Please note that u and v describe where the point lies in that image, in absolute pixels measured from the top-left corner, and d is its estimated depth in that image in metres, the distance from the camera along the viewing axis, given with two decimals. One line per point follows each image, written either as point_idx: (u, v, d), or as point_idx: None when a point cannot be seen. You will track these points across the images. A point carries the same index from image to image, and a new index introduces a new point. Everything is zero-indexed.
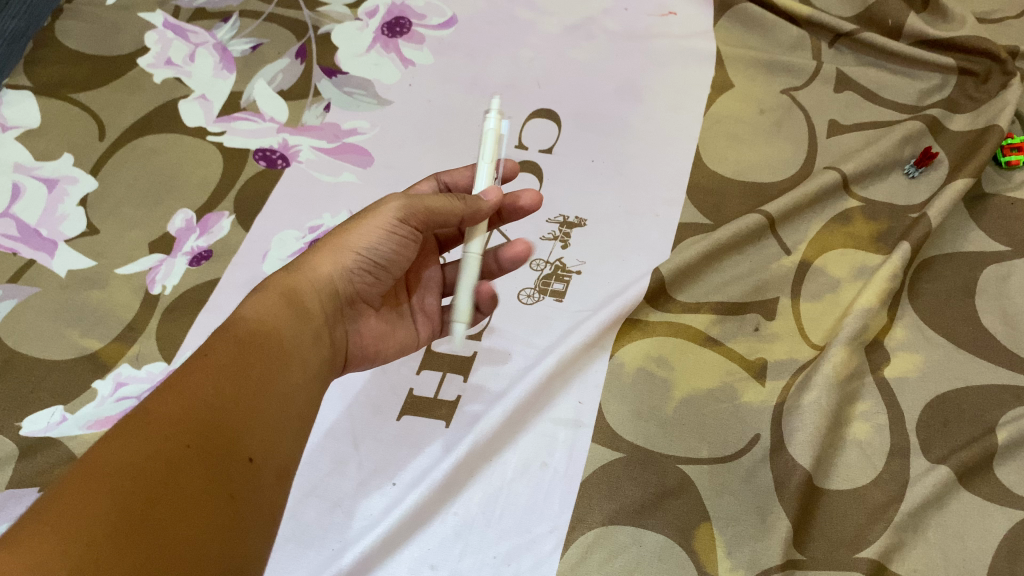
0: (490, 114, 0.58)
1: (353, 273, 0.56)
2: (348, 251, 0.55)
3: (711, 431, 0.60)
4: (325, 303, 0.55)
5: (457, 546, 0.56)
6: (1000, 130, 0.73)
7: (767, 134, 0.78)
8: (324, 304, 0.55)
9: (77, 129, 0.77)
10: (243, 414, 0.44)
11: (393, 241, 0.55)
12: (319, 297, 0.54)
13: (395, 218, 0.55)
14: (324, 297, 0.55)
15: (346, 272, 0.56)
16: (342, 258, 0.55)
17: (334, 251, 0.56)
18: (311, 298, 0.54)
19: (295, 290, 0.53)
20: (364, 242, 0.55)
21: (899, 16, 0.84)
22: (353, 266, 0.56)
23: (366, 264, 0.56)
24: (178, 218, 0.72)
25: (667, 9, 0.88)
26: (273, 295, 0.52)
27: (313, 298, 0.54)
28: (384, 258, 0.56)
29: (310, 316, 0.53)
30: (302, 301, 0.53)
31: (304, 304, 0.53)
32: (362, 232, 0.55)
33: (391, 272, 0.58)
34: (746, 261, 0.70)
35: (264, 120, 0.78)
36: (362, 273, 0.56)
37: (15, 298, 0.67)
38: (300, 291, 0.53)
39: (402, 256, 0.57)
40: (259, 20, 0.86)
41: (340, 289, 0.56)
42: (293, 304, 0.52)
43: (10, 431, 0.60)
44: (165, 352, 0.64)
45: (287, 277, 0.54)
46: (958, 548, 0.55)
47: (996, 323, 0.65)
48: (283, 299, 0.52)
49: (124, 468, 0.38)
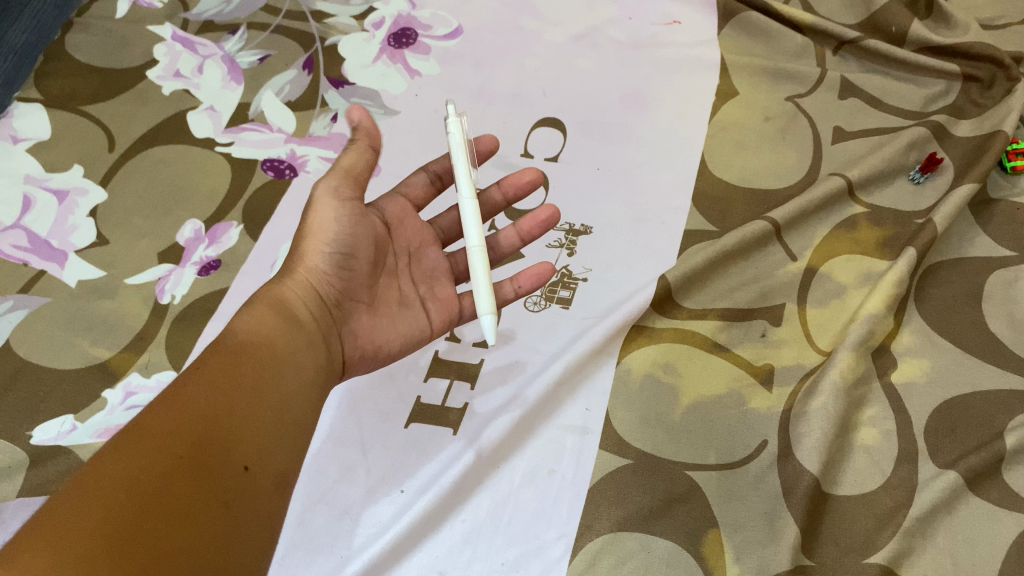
0: (450, 119, 0.63)
1: (325, 272, 0.57)
2: (311, 251, 0.57)
3: (719, 437, 0.61)
4: (306, 305, 0.55)
5: (466, 553, 0.56)
6: (1005, 135, 0.74)
7: (771, 142, 0.79)
8: (306, 306, 0.55)
9: (88, 141, 0.78)
10: (238, 424, 0.45)
11: (345, 222, 0.57)
12: (299, 302, 0.55)
13: (337, 201, 0.57)
14: (305, 300, 0.55)
15: (317, 272, 0.57)
16: (309, 261, 0.57)
17: (304, 256, 0.57)
18: (293, 305, 0.54)
19: (275, 298, 0.54)
20: (326, 237, 0.57)
21: (903, 23, 0.85)
22: (320, 263, 0.57)
23: (333, 259, 0.57)
24: (188, 227, 0.73)
25: (671, 17, 0.89)
26: (255, 307, 0.53)
27: (294, 304, 0.55)
28: (347, 246, 0.57)
29: (290, 317, 0.53)
30: (283, 306, 0.54)
31: (287, 310, 0.54)
32: (316, 228, 0.57)
33: (363, 261, 0.58)
34: (752, 267, 0.70)
35: (272, 131, 0.79)
36: (334, 269, 0.57)
37: (26, 308, 0.67)
38: (280, 297, 0.55)
39: (361, 239, 0.58)
40: (267, 31, 0.87)
41: (317, 290, 0.57)
42: (273, 310, 0.53)
43: (21, 439, 0.61)
44: (175, 361, 0.65)
45: (270, 288, 0.55)
46: (968, 554, 0.54)
47: (1003, 327, 0.65)
48: (263, 309, 0.53)
49: (118, 480, 0.39)
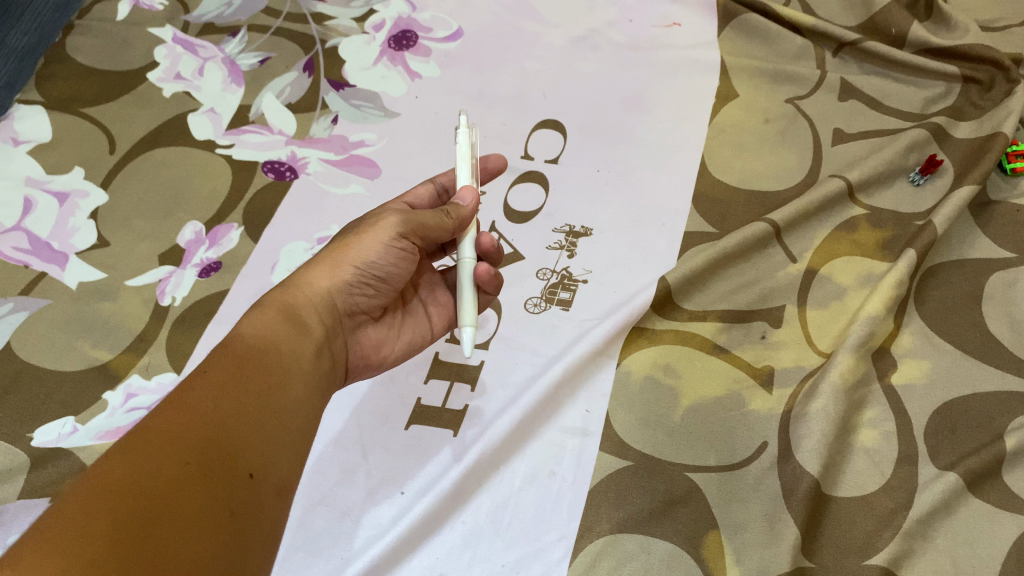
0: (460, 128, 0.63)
1: (352, 288, 0.57)
2: (346, 266, 0.56)
3: (719, 439, 0.61)
4: (322, 317, 0.56)
5: (466, 555, 0.56)
6: (1004, 137, 0.74)
7: (771, 144, 0.79)
8: (322, 318, 0.56)
9: (89, 143, 0.78)
10: (243, 430, 0.45)
11: (392, 254, 0.57)
12: (317, 313, 0.55)
13: (395, 234, 0.57)
14: (322, 311, 0.56)
15: (344, 287, 0.57)
16: (339, 274, 0.57)
17: (336, 269, 0.57)
18: (310, 315, 0.55)
19: (294, 306, 0.54)
20: (366, 259, 0.57)
21: (902, 25, 0.85)
22: (351, 280, 0.57)
23: (364, 279, 0.57)
24: (188, 229, 0.73)
25: (671, 19, 0.89)
26: (271, 313, 0.53)
27: (311, 314, 0.55)
28: (384, 272, 0.58)
29: (308, 329, 0.54)
30: (301, 316, 0.54)
31: (305, 321, 0.54)
32: (363, 248, 0.56)
33: (389, 287, 0.59)
34: (752, 269, 0.70)
35: (272, 133, 0.79)
36: (362, 286, 0.58)
37: (27, 310, 0.67)
38: (299, 307, 0.54)
39: (401, 269, 0.59)
40: (267, 33, 0.87)
41: (337, 303, 0.57)
42: (292, 320, 0.53)
43: (22, 441, 0.61)
44: (175, 363, 0.65)
45: (290, 294, 0.55)
46: (968, 555, 0.54)
47: (1003, 329, 0.65)
48: (282, 316, 0.53)
49: (125, 485, 0.39)
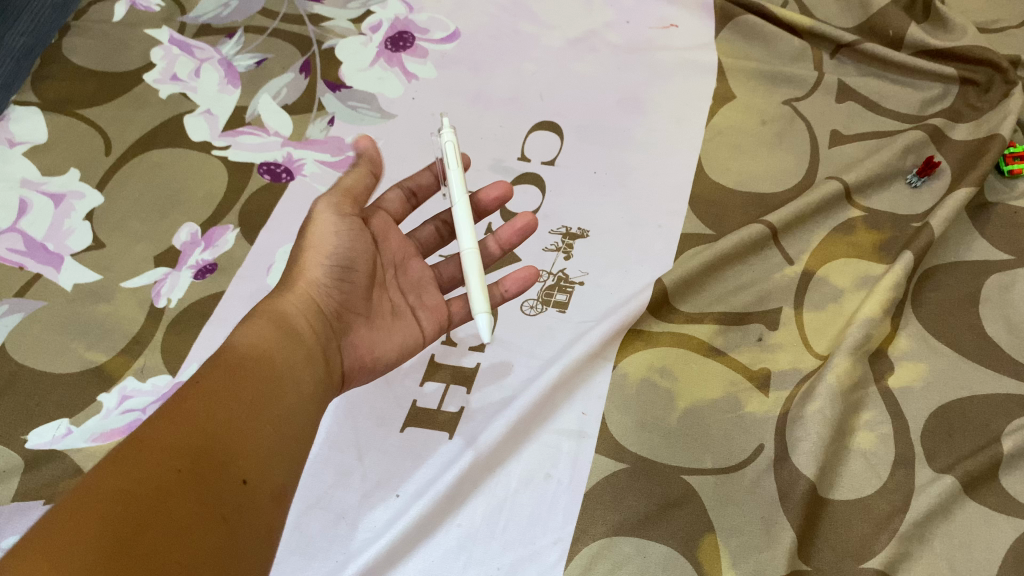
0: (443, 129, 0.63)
1: (324, 285, 0.57)
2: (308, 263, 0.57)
3: (715, 442, 0.61)
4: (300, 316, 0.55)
5: (461, 558, 0.56)
6: (1001, 138, 0.74)
7: (768, 145, 0.79)
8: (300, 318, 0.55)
9: (84, 144, 0.78)
10: (236, 437, 0.45)
11: (345, 236, 0.58)
12: (294, 314, 0.55)
13: (335, 214, 0.59)
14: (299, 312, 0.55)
15: (315, 286, 0.57)
16: (304, 274, 0.57)
17: (303, 269, 0.57)
18: (286, 316, 0.54)
19: (268, 311, 0.54)
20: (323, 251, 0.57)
21: (900, 26, 0.85)
22: (318, 277, 0.57)
23: (331, 272, 0.57)
24: (184, 231, 0.73)
25: (668, 21, 0.89)
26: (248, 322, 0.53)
27: (288, 316, 0.54)
28: (346, 258, 0.58)
29: (284, 329, 0.53)
30: (277, 318, 0.54)
31: (281, 321, 0.54)
32: (316, 242, 0.58)
33: (361, 275, 0.59)
34: (749, 271, 0.70)
35: (269, 135, 0.79)
36: (332, 282, 0.57)
37: (22, 312, 0.67)
38: (273, 311, 0.54)
39: (361, 251, 0.59)
40: (263, 35, 0.87)
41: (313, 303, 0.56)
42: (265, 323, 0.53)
43: (15, 443, 0.61)
44: (170, 365, 0.65)
45: (265, 304, 0.55)
46: (965, 558, 0.54)
47: (1000, 331, 0.65)
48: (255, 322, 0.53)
49: (115, 493, 0.38)
